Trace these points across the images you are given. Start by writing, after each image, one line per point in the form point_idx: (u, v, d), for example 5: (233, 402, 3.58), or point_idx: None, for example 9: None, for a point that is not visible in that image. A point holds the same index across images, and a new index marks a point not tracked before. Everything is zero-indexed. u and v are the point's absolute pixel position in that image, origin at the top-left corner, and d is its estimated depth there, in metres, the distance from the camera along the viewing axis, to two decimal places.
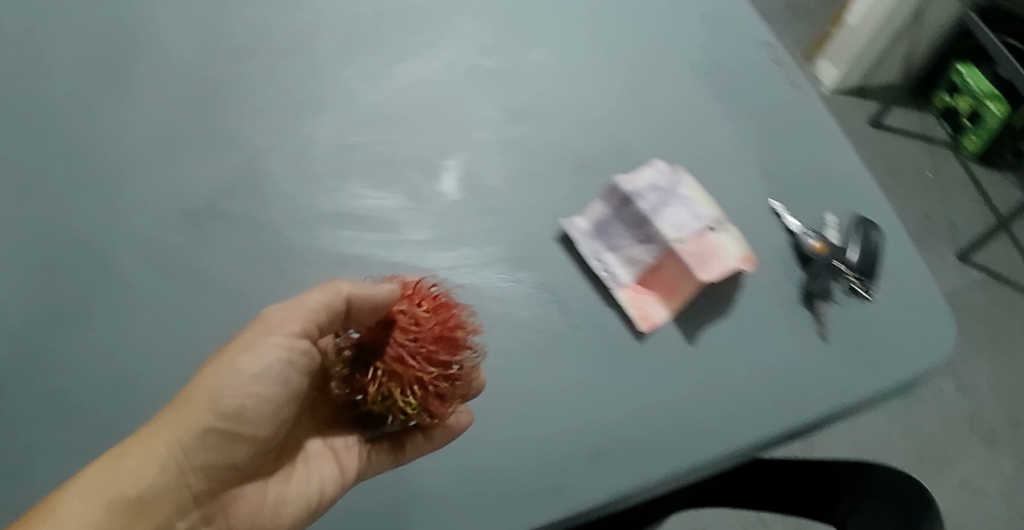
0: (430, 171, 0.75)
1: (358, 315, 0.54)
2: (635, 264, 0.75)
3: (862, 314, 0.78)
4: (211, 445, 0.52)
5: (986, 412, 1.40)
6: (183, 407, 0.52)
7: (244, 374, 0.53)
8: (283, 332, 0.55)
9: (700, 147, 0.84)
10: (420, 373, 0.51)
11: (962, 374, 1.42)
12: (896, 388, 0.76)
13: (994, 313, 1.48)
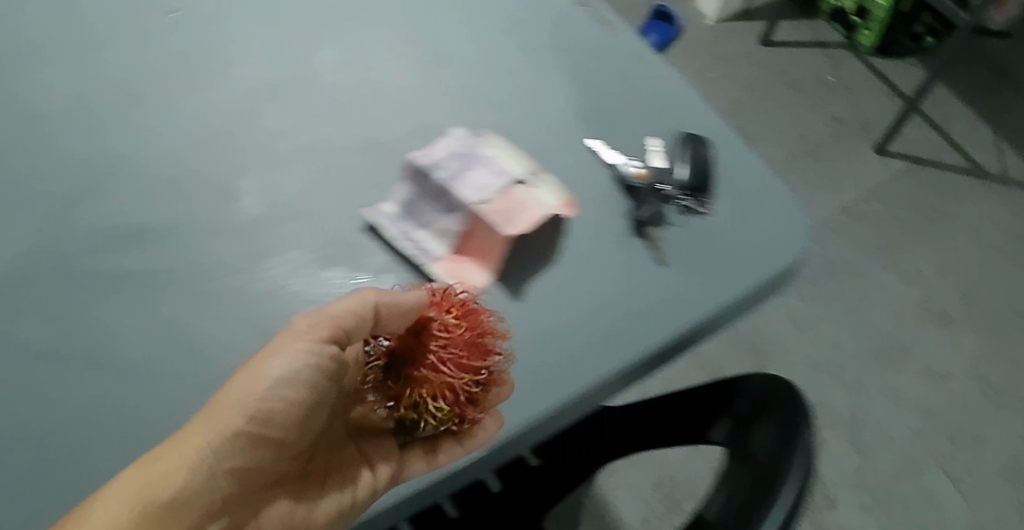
0: (225, 196, 0.59)
1: (386, 327, 0.46)
2: (445, 237, 0.56)
3: (694, 246, 0.61)
4: (239, 452, 0.46)
5: (937, 293, 1.41)
6: (210, 411, 0.46)
7: (269, 384, 0.46)
8: (312, 338, 0.47)
9: (500, 100, 0.66)
10: (455, 382, 0.45)
11: (913, 270, 1.41)
12: (727, 310, 0.59)
13: (924, 196, 1.49)
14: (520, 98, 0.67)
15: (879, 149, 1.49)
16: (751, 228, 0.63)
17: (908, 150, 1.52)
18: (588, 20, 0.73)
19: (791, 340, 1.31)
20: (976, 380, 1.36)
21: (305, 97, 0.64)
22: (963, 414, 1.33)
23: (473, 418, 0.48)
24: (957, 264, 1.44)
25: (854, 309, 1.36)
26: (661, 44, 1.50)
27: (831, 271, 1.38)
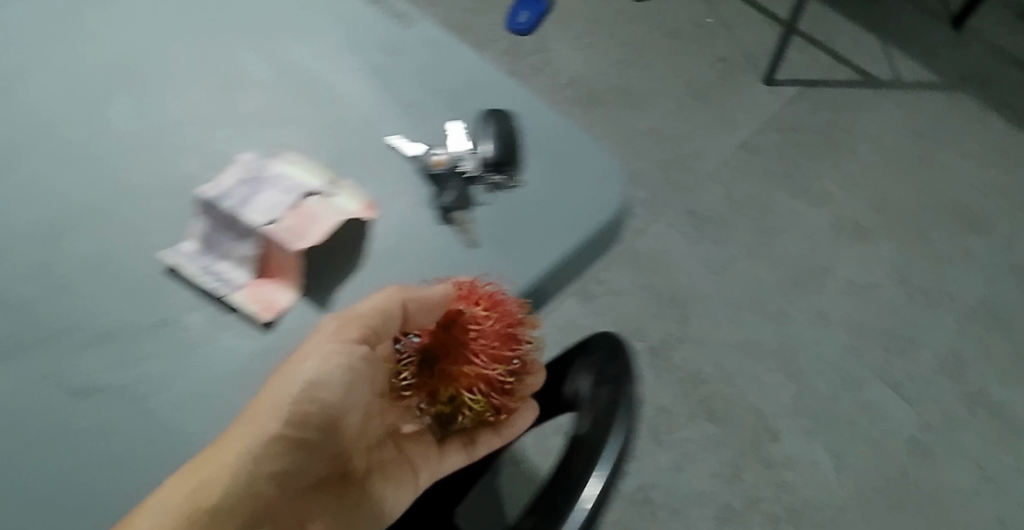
0: (33, 270, 0.58)
1: (416, 322, 0.50)
2: (245, 264, 0.57)
3: (504, 221, 0.61)
4: (275, 458, 0.47)
5: (848, 208, 1.42)
6: (249, 417, 0.47)
7: (300, 384, 0.48)
8: (348, 335, 0.49)
9: (297, 114, 0.65)
10: (490, 371, 0.50)
11: (825, 193, 1.42)
12: (542, 279, 0.59)
13: (820, 115, 1.49)
14: (318, 103, 0.66)
15: (767, 79, 1.49)
16: (567, 191, 0.64)
17: (796, 75, 1.52)
18: (382, 15, 0.72)
19: (710, 283, 1.30)
20: (899, 284, 1.38)
21: (91, 147, 0.63)
22: (892, 320, 1.35)
23: (506, 407, 0.54)
24: (863, 175, 1.45)
25: (769, 239, 1.35)
26: (538, 16, 1.50)
27: (740, 207, 1.37)
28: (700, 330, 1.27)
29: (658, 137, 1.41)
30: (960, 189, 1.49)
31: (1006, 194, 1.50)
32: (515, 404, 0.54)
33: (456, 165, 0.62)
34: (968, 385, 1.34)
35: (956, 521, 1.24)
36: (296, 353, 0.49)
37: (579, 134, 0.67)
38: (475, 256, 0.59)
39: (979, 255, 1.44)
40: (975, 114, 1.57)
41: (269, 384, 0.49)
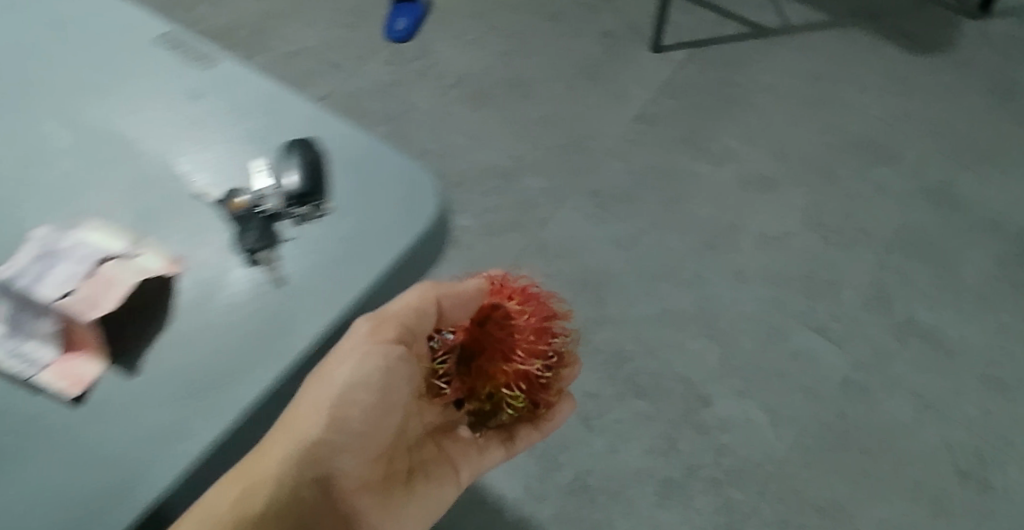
0: None
1: (453, 317, 0.59)
2: (50, 341, 0.57)
3: (310, 252, 0.63)
4: (331, 455, 0.60)
5: (752, 161, 1.41)
6: (300, 420, 0.59)
7: (342, 388, 0.59)
8: (383, 336, 0.59)
9: (100, 175, 0.66)
10: (523, 369, 0.58)
11: (728, 151, 1.41)
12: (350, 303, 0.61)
13: (713, 74, 1.48)
14: (122, 160, 0.66)
15: (655, 48, 1.48)
16: (373, 212, 0.65)
17: (683, 38, 1.52)
18: (184, 63, 0.73)
19: (620, 260, 1.30)
20: (813, 228, 1.37)
21: None
22: (811, 265, 1.34)
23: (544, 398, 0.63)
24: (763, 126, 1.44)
25: (675, 205, 1.35)
26: (416, 21, 1.52)
27: (643, 180, 1.36)
28: (616, 310, 1.27)
29: (552, 123, 1.40)
30: (863, 123, 1.49)
31: (906, 121, 1.51)
32: (552, 390, 0.63)
33: (258, 206, 0.63)
34: (896, 317, 1.34)
35: (899, 454, 1.24)
36: (331, 358, 0.60)
37: (381, 151, 0.69)
38: (282, 292, 0.61)
39: (891, 185, 1.44)
40: (867, 46, 1.58)
41: (309, 387, 0.60)
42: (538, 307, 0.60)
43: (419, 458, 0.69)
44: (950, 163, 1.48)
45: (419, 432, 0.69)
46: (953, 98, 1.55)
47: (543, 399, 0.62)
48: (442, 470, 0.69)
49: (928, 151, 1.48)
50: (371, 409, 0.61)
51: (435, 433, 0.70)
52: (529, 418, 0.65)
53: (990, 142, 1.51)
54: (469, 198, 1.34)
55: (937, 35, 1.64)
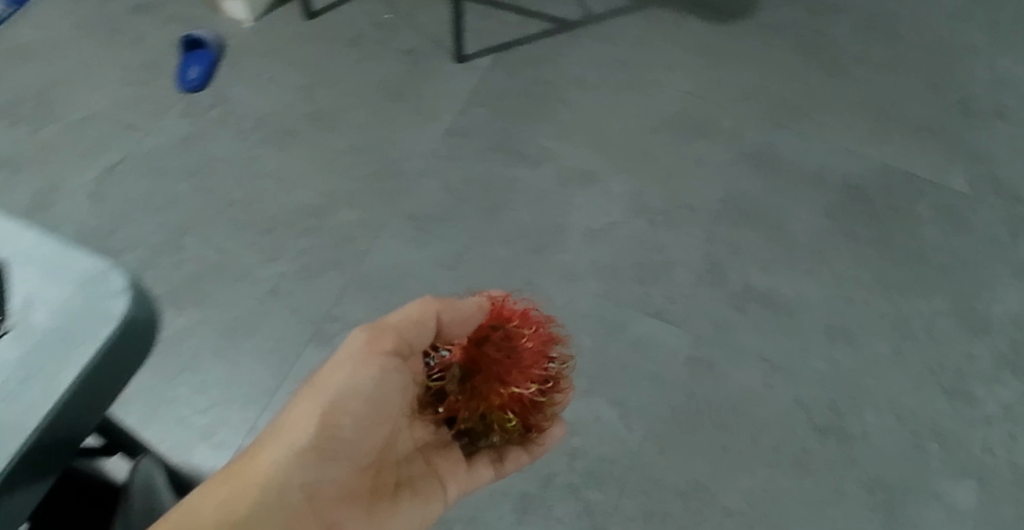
0: None
1: (455, 334, 0.76)
2: None
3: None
4: (319, 456, 0.73)
5: (569, 158, 1.42)
6: (301, 418, 0.73)
7: (338, 393, 0.74)
8: (386, 344, 0.76)
9: None
10: (516, 384, 0.72)
11: (543, 151, 1.43)
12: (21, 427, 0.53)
13: (519, 77, 1.51)
14: None
15: (457, 59, 1.53)
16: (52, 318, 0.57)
17: (486, 44, 1.56)
18: None
19: (443, 280, 1.31)
20: (638, 214, 1.37)
21: None
22: (640, 250, 1.34)
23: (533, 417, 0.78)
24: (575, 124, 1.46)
25: (497, 215, 1.37)
26: (209, 67, 1.55)
27: (463, 196, 1.39)
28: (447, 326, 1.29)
29: (360, 153, 1.45)
30: (674, 100, 1.50)
31: (717, 89, 1.52)
32: (540, 409, 0.77)
33: None
34: (733, 287, 1.33)
35: (754, 422, 1.25)
36: (331, 365, 0.76)
37: (56, 247, 0.60)
38: None
39: (710, 159, 1.44)
40: (670, 24, 1.60)
41: (307, 399, 0.74)
42: (534, 332, 0.76)
43: (409, 473, 0.81)
44: (768, 124, 1.48)
45: (409, 449, 0.81)
46: (761, 61, 1.57)
47: (533, 419, 0.78)
48: (428, 488, 0.81)
49: (745, 117, 1.49)
50: (371, 411, 0.76)
51: (426, 452, 0.81)
52: (518, 440, 0.80)
53: (804, 96, 1.54)
54: (283, 243, 1.37)
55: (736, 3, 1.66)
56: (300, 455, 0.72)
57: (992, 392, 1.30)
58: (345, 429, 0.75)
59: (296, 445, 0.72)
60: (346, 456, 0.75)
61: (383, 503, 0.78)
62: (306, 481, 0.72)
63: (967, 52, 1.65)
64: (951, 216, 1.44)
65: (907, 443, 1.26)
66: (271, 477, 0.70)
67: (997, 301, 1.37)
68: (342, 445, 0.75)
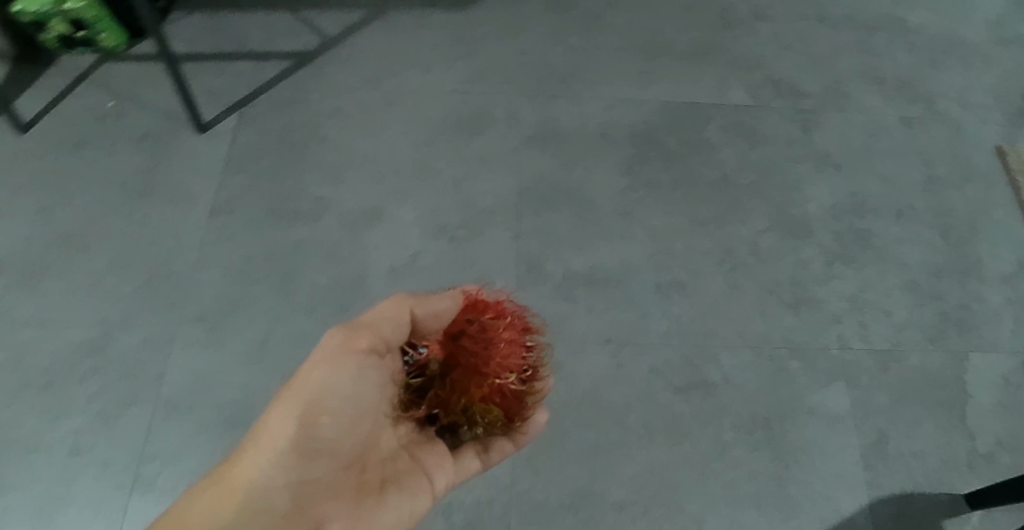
0: None
1: (433, 330, 0.75)
2: None
3: None
4: (300, 456, 0.76)
5: (344, 199, 1.39)
6: (284, 414, 0.76)
7: (317, 394, 0.76)
8: (361, 343, 0.76)
9: None
10: (495, 376, 0.71)
11: (316, 195, 1.40)
12: None
13: (269, 128, 1.48)
14: None
15: (200, 128, 1.47)
16: None
17: (224, 104, 1.52)
18: None
19: (250, 376, 1.25)
20: (437, 236, 1.33)
21: None
22: (450, 271, 1.29)
23: (516, 408, 0.76)
24: (343, 162, 1.43)
25: (290, 285, 1.32)
26: None
27: (246, 275, 1.33)
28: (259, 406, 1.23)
29: (127, 263, 1.34)
30: (440, 105, 1.47)
31: (473, 81, 1.50)
32: (524, 400, 0.76)
33: None
34: (554, 278, 1.27)
35: (615, 408, 1.19)
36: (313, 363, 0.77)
37: None
38: None
39: (492, 154, 1.40)
40: (409, 26, 1.59)
41: (289, 399, 0.76)
42: (509, 322, 0.74)
43: (395, 468, 0.80)
44: (540, 99, 1.46)
45: (393, 446, 0.80)
46: (514, 36, 1.54)
47: (514, 410, 0.76)
48: (413, 482, 0.80)
49: (515, 100, 1.46)
50: (352, 409, 0.77)
51: (411, 448, 0.80)
52: (503, 430, 0.78)
53: (569, 57, 1.51)
54: (66, 395, 1.22)
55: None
56: (282, 455, 0.75)
57: (830, 290, 1.28)
58: (324, 428, 0.76)
59: (278, 447, 0.75)
60: (328, 454, 0.77)
61: (368, 498, 0.79)
62: (289, 479, 0.76)
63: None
64: (742, 129, 1.42)
65: (768, 373, 1.22)
66: (256, 479, 0.75)
67: (810, 199, 1.36)
68: (322, 443, 0.77)
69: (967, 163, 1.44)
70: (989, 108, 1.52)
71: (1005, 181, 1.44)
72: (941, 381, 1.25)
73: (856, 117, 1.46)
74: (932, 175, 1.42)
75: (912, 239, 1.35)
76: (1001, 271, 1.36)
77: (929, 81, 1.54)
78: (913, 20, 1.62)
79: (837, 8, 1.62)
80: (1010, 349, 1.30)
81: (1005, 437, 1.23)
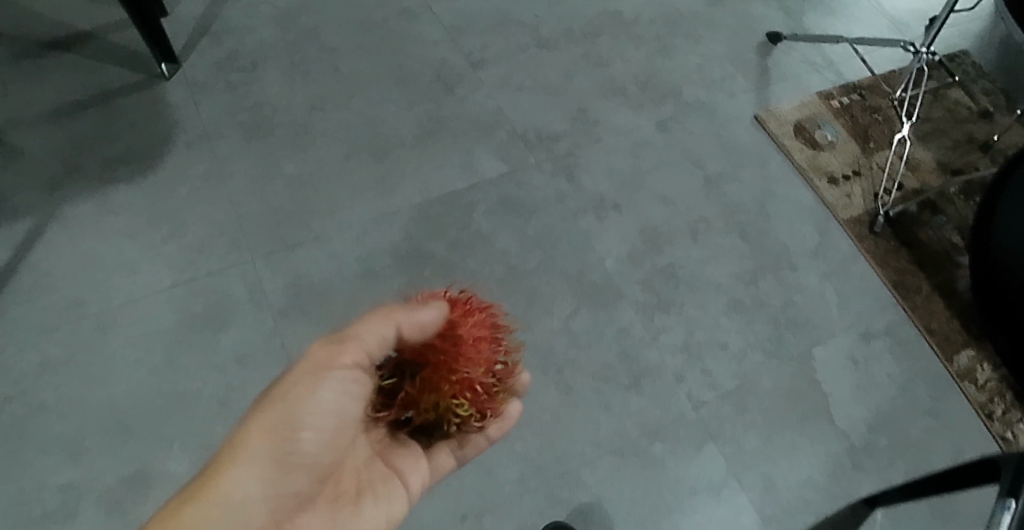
0: None
1: (414, 345, 0.63)
2: None
3: None
4: (277, 473, 0.68)
5: (98, 474, 1.04)
6: (260, 425, 0.67)
7: (297, 404, 0.67)
8: (344, 356, 0.66)
9: None
10: (471, 373, 0.61)
11: (60, 482, 1.04)
12: None
13: None
14: None
15: None
16: None
17: None
18: None
19: None
20: None
21: None
22: None
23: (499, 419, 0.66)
24: (74, 435, 1.07)
25: None
26: None
27: None
28: None
29: None
30: (170, 310, 1.16)
31: (198, 257, 1.20)
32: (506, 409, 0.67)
33: None
34: None
35: None
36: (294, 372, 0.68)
37: None
38: None
39: (251, 347, 1.13)
40: (93, 220, 1.24)
41: (268, 410, 0.67)
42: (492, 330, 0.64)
43: (371, 475, 0.73)
44: (281, 253, 1.21)
45: (369, 451, 0.73)
46: (222, 185, 1.28)
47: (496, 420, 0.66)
48: (388, 487, 0.73)
49: (251, 266, 1.19)
50: (333, 425, 0.69)
51: (386, 452, 0.72)
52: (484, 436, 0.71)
53: (296, 188, 1.28)
54: None
55: (144, 141, 1.32)
56: (261, 470, 0.67)
57: (661, 349, 1.18)
58: (303, 442, 0.68)
59: (254, 464, 0.67)
60: (308, 469, 0.69)
61: (345, 508, 0.72)
62: (266, 493, 0.67)
63: (407, 23, 1.50)
64: (508, 205, 1.28)
65: (638, 474, 1.09)
66: (236, 497, 0.66)
67: (605, 254, 1.25)
68: (298, 456, 0.68)
69: (733, 146, 1.42)
70: (732, 75, 1.52)
71: (776, 149, 1.44)
72: (798, 393, 1.19)
73: (615, 142, 1.38)
74: (707, 175, 1.37)
75: (715, 255, 1.29)
76: (807, 249, 1.33)
77: (665, 72, 1.50)
78: (627, 10, 1.58)
79: (552, 25, 1.53)
80: (844, 326, 1.27)
81: (873, 420, 1.20)
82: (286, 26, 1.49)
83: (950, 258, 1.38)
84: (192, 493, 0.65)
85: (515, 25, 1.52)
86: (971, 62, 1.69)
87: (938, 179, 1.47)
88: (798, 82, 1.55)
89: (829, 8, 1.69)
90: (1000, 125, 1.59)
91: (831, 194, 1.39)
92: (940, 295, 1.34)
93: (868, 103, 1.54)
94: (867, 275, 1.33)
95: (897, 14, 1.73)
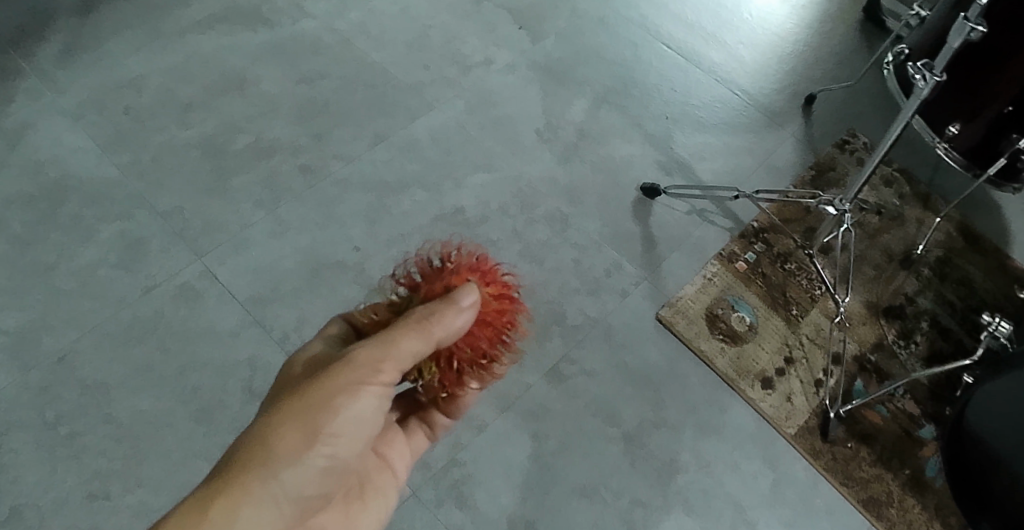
0: None
1: (443, 345, 0.65)
2: None
3: None
4: (309, 477, 0.67)
5: None
6: (298, 430, 0.66)
7: (340, 413, 0.67)
8: (385, 374, 0.66)
9: None
10: (470, 350, 0.68)
11: None
12: None
13: None
14: None
15: None
16: None
17: None
18: None
19: None
20: None
21: None
22: None
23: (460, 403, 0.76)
24: None
25: None
26: None
27: None
28: None
29: None
30: None
31: None
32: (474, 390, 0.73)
33: None
34: None
35: None
36: (341, 385, 0.66)
37: None
38: None
39: None
40: None
41: (311, 415, 0.66)
42: (498, 329, 0.69)
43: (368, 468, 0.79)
44: None
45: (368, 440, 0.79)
46: None
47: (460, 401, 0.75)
48: (383, 478, 0.81)
49: None
50: (364, 434, 0.70)
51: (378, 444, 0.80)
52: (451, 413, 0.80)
53: None
54: None
55: None
56: (299, 469, 0.66)
57: None
58: (339, 452, 0.69)
59: (288, 472, 0.66)
60: (335, 472, 0.70)
61: (353, 501, 0.78)
62: (300, 497, 0.68)
63: (187, 309, 1.17)
64: None
65: None
66: (278, 495, 0.66)
67: None
68: (330, 461, 0.69)
69: (645, 374, 1.14)
70: (618, 263, 1.23)
71: (692, 359, 1.16)
72: None
73: (503, 423, 1.08)
74: (625, 432, 1.10)
75: None
76: (761, 494, 1.08)
77: (537, 285, 1.20)
78: (469, 204, 1.28)
79: (381, 259, 1.23)
80: None
81: None
82: (22, 365, 1.11)
83: (912, 437, 1.14)
84: (223, 491, 0.64)
85: (331, 273, 1.21)
86: (863, 143, 1.42)
87: (875, 327, 1.23)
88: (692, 244, 1.27)
89: (698, 119, 1.42)
90: (915, 223, 1.35)
91: (770, 404, 1.14)
92: (912, 491, 1.11)
93: (776, 250, 1.27)
94: (834, 504, 1.09)
95: (771, 102, 1.46)
